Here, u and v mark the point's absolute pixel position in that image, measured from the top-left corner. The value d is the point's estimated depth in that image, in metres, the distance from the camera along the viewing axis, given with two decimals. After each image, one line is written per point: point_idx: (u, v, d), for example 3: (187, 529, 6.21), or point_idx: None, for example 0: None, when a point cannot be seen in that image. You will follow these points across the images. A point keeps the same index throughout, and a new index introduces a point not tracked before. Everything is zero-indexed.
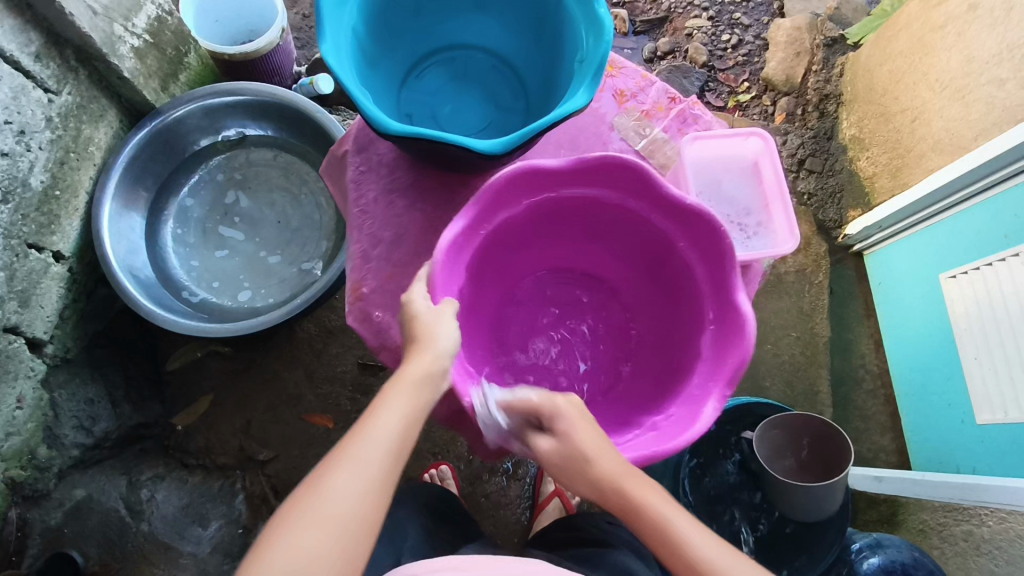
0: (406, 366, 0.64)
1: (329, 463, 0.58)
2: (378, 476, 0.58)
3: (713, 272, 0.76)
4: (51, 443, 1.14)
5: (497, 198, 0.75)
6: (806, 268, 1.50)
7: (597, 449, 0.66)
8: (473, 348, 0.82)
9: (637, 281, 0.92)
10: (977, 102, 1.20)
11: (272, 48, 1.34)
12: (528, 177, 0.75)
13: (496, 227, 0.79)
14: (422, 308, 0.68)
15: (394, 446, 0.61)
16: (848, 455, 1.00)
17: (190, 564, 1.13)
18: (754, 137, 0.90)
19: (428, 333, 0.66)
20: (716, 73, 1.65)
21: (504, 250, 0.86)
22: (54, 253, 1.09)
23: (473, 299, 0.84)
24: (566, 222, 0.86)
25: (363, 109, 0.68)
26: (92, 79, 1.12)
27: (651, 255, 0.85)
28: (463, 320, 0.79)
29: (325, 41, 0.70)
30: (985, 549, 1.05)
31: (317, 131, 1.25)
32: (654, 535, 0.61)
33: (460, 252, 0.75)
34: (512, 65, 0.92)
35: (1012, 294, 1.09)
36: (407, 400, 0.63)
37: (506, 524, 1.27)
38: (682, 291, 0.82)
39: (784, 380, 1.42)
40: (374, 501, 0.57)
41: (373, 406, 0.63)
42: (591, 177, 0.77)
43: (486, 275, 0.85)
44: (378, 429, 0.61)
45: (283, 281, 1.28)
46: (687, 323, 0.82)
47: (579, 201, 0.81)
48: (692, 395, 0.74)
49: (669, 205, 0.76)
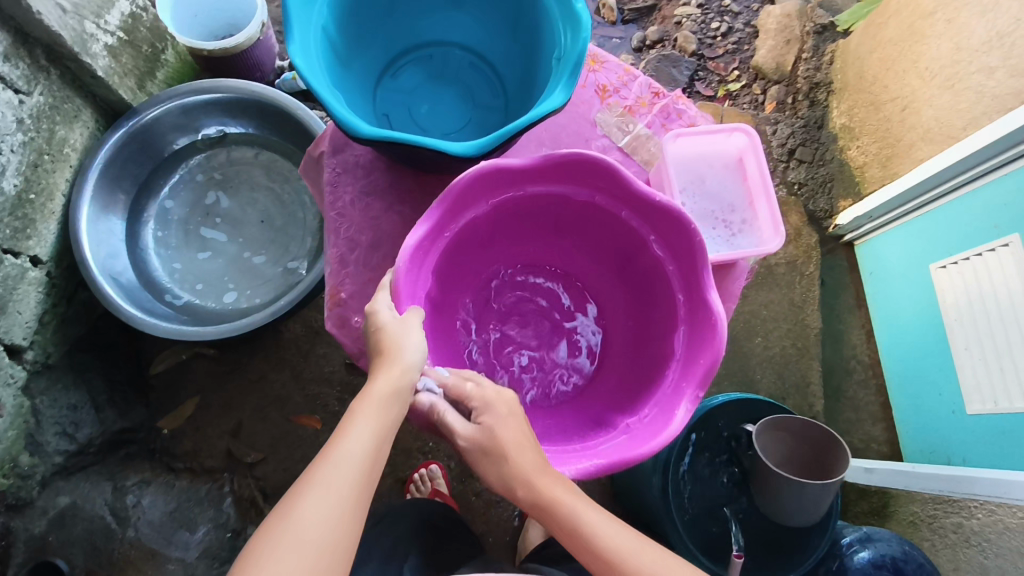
0: (373, 382, 0.64)
1: (299, 487, 0.59)
2: (350, 495, 0.60)
3: (683, 269, 0.75)
4: (33, 450, 1.11)
5: (460, 200, 0.74)
6: (797, 260, 1.47)
7: (515, 447, 0.67)
8: (445, 351, 0.81)
9: (610, 275, 0.91)
10: (966, 91, 1.19)
11: (252, 43, 1.31)
12: (491, 178, 0.73)
13: (463, 227, 0.78)
14: (387, 318, 0.67)
15: (364, 465, 0.61)
16: (844, 463, 0.98)
17: (177, 570, 1.12)
18: (738, 133, 0.89)
19: (396, 344, 0.65)
20: (705, 62, 1.62)
21: (472, 249, 0.84)
22: (31, 258, 1.07)
23: (442, 300, 0.83)
24: (536, 219, 0.85)
25: (332, 112, 0.66)
26: (64, 78, 1.09)
27: (622, 250, 0.84)
28: (429, 323, 0.78)
29: (294, 43, 0.68)
30: (975, 541, 1.05)
31: (297, 129, 1.23)
32: (564, 527, 0.66)
33: (425, 255, 0.74)
34: (489, 62, 0.91)
35: (1001, 284, 1.08)
36: (375, 417, 0.63)
37: (498, 522, 1.27)
38: (653, 287, 0.81)
39: (775, 372, 1.40)
40: (346, 520, 0.59)
41: (342, 426, 0.63)
42: (557, 174, 0.75)
43: (453, 276, 0.84)
44: (347, 450, 0.61)
45: (267, 281, 1.26)
46: (659, 320, 0.81)
47: (547, 198, 0.79)
48: (664, 396, 0.73)
49: (638, 202, 0.74)
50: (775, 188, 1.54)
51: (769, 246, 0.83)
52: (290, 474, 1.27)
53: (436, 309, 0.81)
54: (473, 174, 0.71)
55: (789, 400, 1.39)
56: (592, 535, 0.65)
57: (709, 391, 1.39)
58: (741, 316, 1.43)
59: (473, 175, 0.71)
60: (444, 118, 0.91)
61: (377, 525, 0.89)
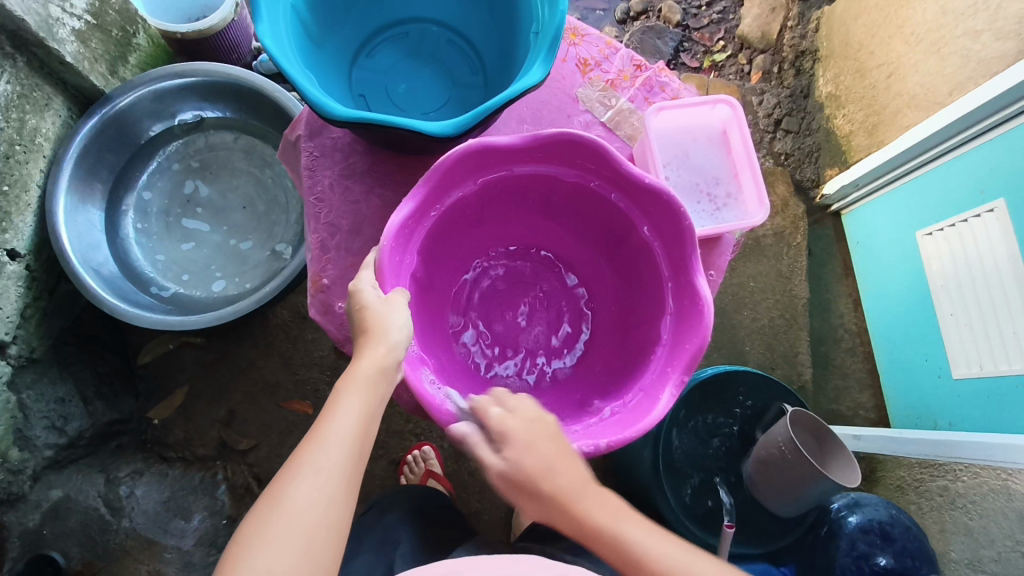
0: (358, 362, 0.64)
1: (287, 473, 0.59)
2: (340, 479, 0.59)
3: (671, 255, 0.74)
4: (22, 445, 1.09)
5: (446, 178, 0.72)
6: (784, 231, 1.47)
7: (546, 474, 0.64)
8: (428, 330, 0.81)
9: (600, 259, 0.90)
10: (952, 56, 1.18)
11: (226, 24, 1.27)
12: (477, 157, 0.72)
13: (448, 206, 0.77)
14: (371, 297, 0.66)
15: (353, 448, 0.61)
16: (844, 461, 0.97)
17: (175, 558, 1.14)
18: (722, 105, 0.88)
19: (381, 324, 0.65)
20: (690, 32, 1.59)
21: (458, 229, 0.84)
22: (8, 251, 1.05)
23: (426, 280, 0.82)
24: (525, 199, 0.84)
25: (305, 94, 0.64)
26: (32, 65, 1.06)
27: (611, 234, 0.83)
28: (416, 303, 0.78)
29: (263, 22, 0.67)
30: (959, 503, 1.05)
31: (275, 111, 1.21)
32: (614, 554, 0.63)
33: (408, 236, 0.73)
34: (467, 39, 0.89)
35: (986, 249, 1.08)
36: (360, 398, 0.63)
37: (493, 500, 1.28)
38: (642, 271, 0.81)
39: (764, 343, 1.41)
40: (338, 506, 0.59)
41: (328, 408, 0.63)
42: (546, 155, 0.74)
43: (438, 256, 0.83)
44: (335, 432, 0.61)
45: (253, 267, 1.25)
46: (647, 306, 0.81)
47: (537, 178, 0.78)
48: (648, 382, 0.73)
49: (628, 185, 0.74)
50: (762, 160, 1.53)
51: (753, 219, 0.83)
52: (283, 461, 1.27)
53: (421, 290, 0.80)
54: (462, 151, 0.70)
55: (778, 370, 1.40)
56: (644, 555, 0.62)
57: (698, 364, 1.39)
58: (729, 288, 1.43)
59: (462, 151, 0.70)
60: (422, 97, 0.89)
61: (371, 513, 0.89)
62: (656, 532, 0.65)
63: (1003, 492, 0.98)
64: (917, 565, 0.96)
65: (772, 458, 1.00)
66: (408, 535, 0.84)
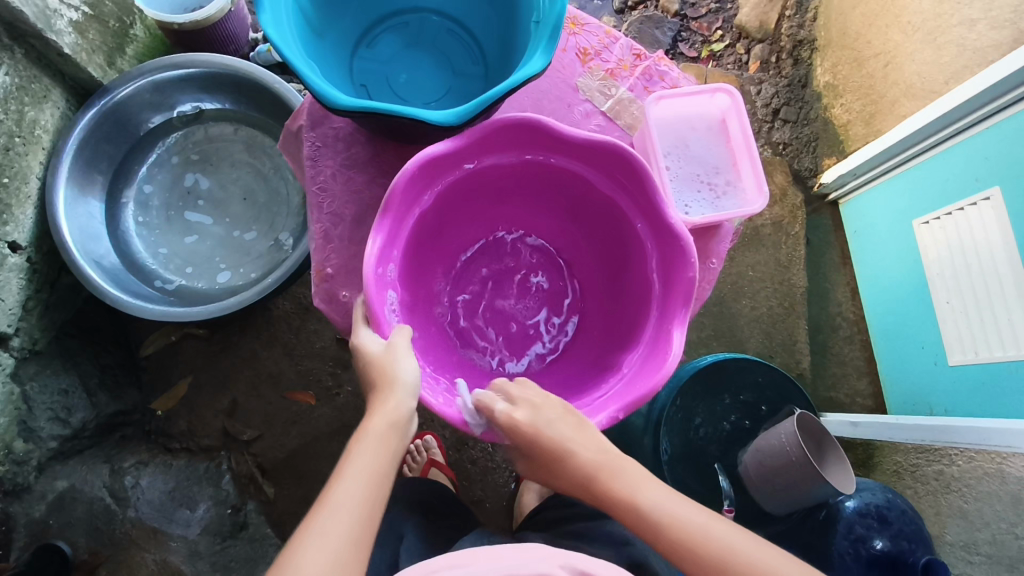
0: (370, 418, 0.66)
1: (298, 537, 0.58)
2: (348, 537, 0.59)
3: (666, 294, 0.76)
4: (27, 436, 1.10)
5: (486, 141, 0.76)
6: (782, 220, 1.48)
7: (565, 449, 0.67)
8: (415, 274, 0.84)
9: (604, 286, 0.92)
10: (949, 45, 1.18)
11: (223, 15, 1.27)
12: (521, 130, 0.75)
13: (478, 172, 0.80)
14: (373, 348, 0.69)
15: (364, 506, 0.61)
16: (836, 463, 0.97)
17: (180, 547, 1.15)
18: (721, 94, 0.89)
19: (387, 371, 0.67)
20: (688, 22, 1.58)
21: (480, 195, 0.87)
22: (9, 243, 1.05)
23: (434, 231, 0.86)
24: (552, 192, 0.87)
25: (308, 83, 0.65)
26: (30, 57, 1.05)
27: (622, 255, 0.85)
28: (412, 245, 0.81)
29: (265, 11, 0.67)
30: (955, 487, 1.07)
31: (274, 102, 1.21)
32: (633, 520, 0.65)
33: (432, 177, 0.76)
34: (467, 28, 0.89)
35: (982, 238, 1.09)
36: (372, 455, 0.64)
37: (495, 488, 1.29)
38: (636, 305, 0.83)
39: (762, 332, 1.42)
40: (346, 565, 0.57)
41: (339, 469, 0.63)
42: (588, 157, 0.78)
43: (450, 215, 0.86)
44: (347, 488, 0.61)
45: (255, 258, 1.25)
46: (626, 335, 0.83)
47: (569, 174, 0.81)
48: (593, 404, 0.75)
49: (652, 212, 0.76)
50: (760, 149, 1.53)
51: (752, 207, 0.84)
52: (287, 452, 1.29)
53: (422, 238, 0.83)
54: (512, 121, 0.73)
55: (777, 358, 1.41)
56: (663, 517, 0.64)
57: (698, 353, 1.40)
58: (728, 278, 1.44)
59: (508, 122, 0.73)
60: (422, 86, 0.89)
61: None
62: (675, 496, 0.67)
63: (998, 475, 1.00)
64: (913, 548, 0.96)
65: (775, 457, 1.00)
66: (415, 527, 0.85)
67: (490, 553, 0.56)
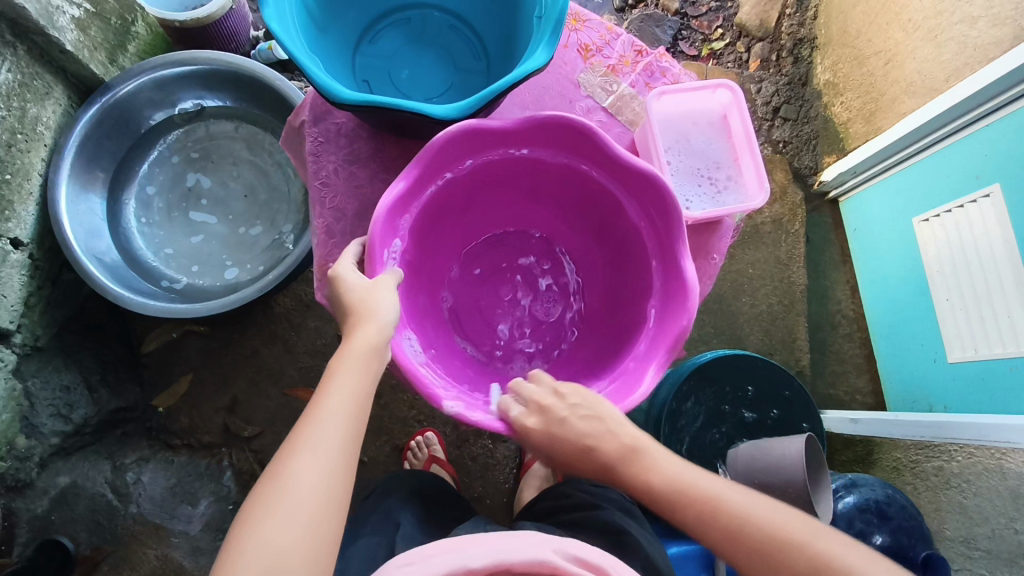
0: (349, 340, 0.66)
1: (284, 455, 0.60)
2: (337, 452, 0.61)
3: (655, 339, 0.75)
4: (29, 432, 1.10)
5: (530, 131, 0.75)
6: (782, 218, 1.48)
7: (584, 449, 0.72)
8: (426, 241, 0.84)
9: (602, 321, 0.91)
10: (948, 42, 1.19)
11: (225, 12, 1.27)
12: (566, 131, 0.74)
13: (518, 160, 0.80)
14: (353, 283, 0.69)
15: (348, 422, 0.63)
16: (826, 491, 0.93)
17: (183, 542, 1.17)
18: (722, 89, 0.90)
19: (367, 303, 0.67)
20: (689, 20, 1.58)
21: (514, 183, 0.86)
22: (11, 240, 1.05)
23: (462, 204, 0.86)
24: (583, 202, 0.86)
25: (313, 77, 0.65)
26: (32, 54, 1.05)
27: (630, 279, 0.85)
28: (429, 216, 0.81)
29: (268, 6, 0.67)
30: (954, 483, 1.08)
31: (276, 100, 1.21)
32: (654, 498, 0.70)
33: (469, 151, 0.76)
34: (470, 25, 0.89)
35: (982, 234, 1.09)
36: (353, 376, 0.65)
37: (495, 484, 1.29)
38: (623, 343, 0.81)
39: (763, 329, 1.43)
40: (338, 477, 0.60)
41: (321, 389, 0.65)
42: (626, 178, 0.77)
43: (478, 194, 0.86)
44: (331, 408, 0.63)
45: (257, 255, 1.25)
46: (607, 365, 0.82)
47: (600, 188, 0.81)
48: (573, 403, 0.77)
49: (668, 246, 0.75)
50: (761, 147, 1.53)
51: (753, 202, 0.84)
52: None
53: (444, 207, 0.83)
54: (566, 121, 0.73)
55: (776, 355, 1.42)
56: (678, 491, 0.70)
57: (698, 350, 1.41)
58: (728, 276, 1.44)
59: (556, 119, 0.73)
60: (425, 82, 0.89)
61: (376, 493, 0.90)
62: (686, 467, 0.72)
63: (998, 470, 1.00)
64: (912, 544, 0.97)
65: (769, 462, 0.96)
66: (413, 516, 0.85)
67: (486, 537, 0.58)
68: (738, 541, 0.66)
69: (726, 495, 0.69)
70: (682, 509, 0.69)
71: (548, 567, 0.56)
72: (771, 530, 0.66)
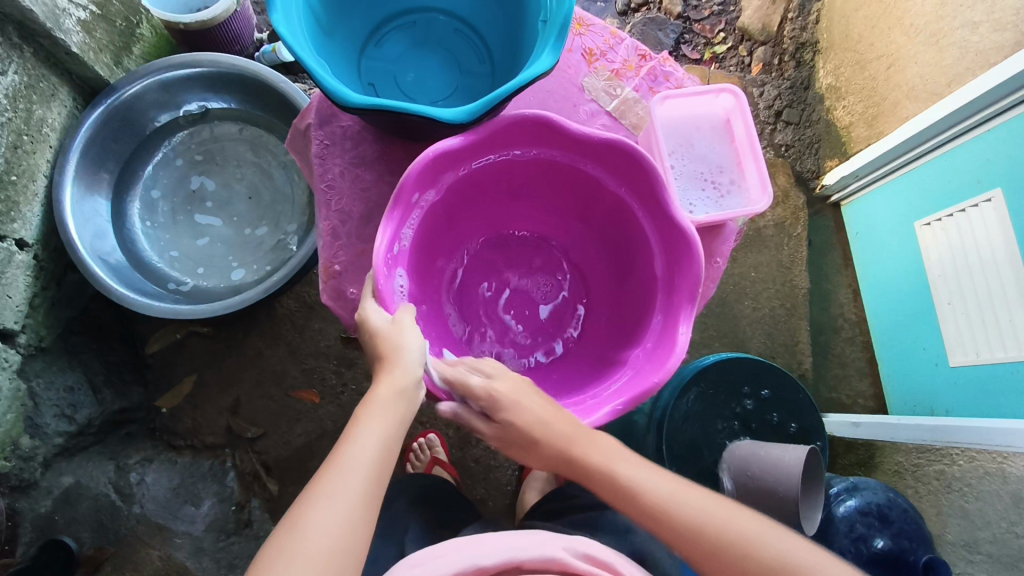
0: (376, 388, 0.67)
1: (307, 499, 0.61)
2: (360, 496, 0.62)
3: (631, 381, 0.75)
4: (33, 432, 1.10)
5: (582, 141, 0.77)
6: (784, 222, 1.48)
7: (540, 426, 0.70)
8: (450, 215, 0.86)
9: (587, 356, 0.90)
10: (950, 47, 1.19)
11: (229, 15, 1.27)
12: (613, 149, 0.76)
13: (562, 164, 0.81)
14: (380, 323, 0.69)
15: (372, 468, 0.63)
16: (817, 505, 0.94)
17: (185, 543, 1.18)
18: (726, 94, 0.91)
19: (396, 346, 0.68)
20: (691, 24, 1.58)
21: (551, 188, 0.87)
22: (16, 240, 1.05)
23: (497, 191, 0.87)
24: (607, 222, 0.87)
25: (320, 81, 0.66)
26: (38, 55, 1.06)
27: (631, 313, 0.85)
28: (461, 193, 0.83)
29: (276, 10, 0.68)
30: (956, 486, 1.08)
31: (280, 102, 1.22)
32: (610, 487, 0.70)
33: (519, 139, 0.78)
34: (474, 28, 0.90)
35: (983, 238, 1.09)
36: (381, 422, 0.66)
37: (497, 486, 1.30)
38: (608, 374, 0.81)
39: (765, 332, 1.43)
40: (359, 526, 0.61)
41: (349, 433, 0.65)
42: (654, 208, 0.78)
43: (514, 186, 0.87)
44: (357, 453, 0.64)
45: (260, 256, 1.26)
46: (581, 391, 0.82)
47: (626, 209, 0.82)
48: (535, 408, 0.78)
49: (677, 279, 0.76)
50: (764, 150, 1.53)
51: (755, 207, 0.85)
52: (291, 448, 1.29)
53: (479, 188, 0.85)
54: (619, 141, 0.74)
55: (778, 358, 1.42)
56: (637, 487, 0.69)
57: (700, 352, 1.41)
58: (730, 279, 1.45)
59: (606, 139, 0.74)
60: (429, 85, 0.90)
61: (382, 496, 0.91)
62: (646, 465, 0.72)
63: (999, 475, 1.00)
64: (914, 547, 0.97)
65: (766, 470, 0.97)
66: (418, 520, 0.86)
67: (496, 538, 0.58)
68: (694, 536, 0.66)
69: (684, 495, 0.69)
70: (641, 505, 0.69)
71: (557, 565, 0.56)
72: (727, 529, 0.66)
